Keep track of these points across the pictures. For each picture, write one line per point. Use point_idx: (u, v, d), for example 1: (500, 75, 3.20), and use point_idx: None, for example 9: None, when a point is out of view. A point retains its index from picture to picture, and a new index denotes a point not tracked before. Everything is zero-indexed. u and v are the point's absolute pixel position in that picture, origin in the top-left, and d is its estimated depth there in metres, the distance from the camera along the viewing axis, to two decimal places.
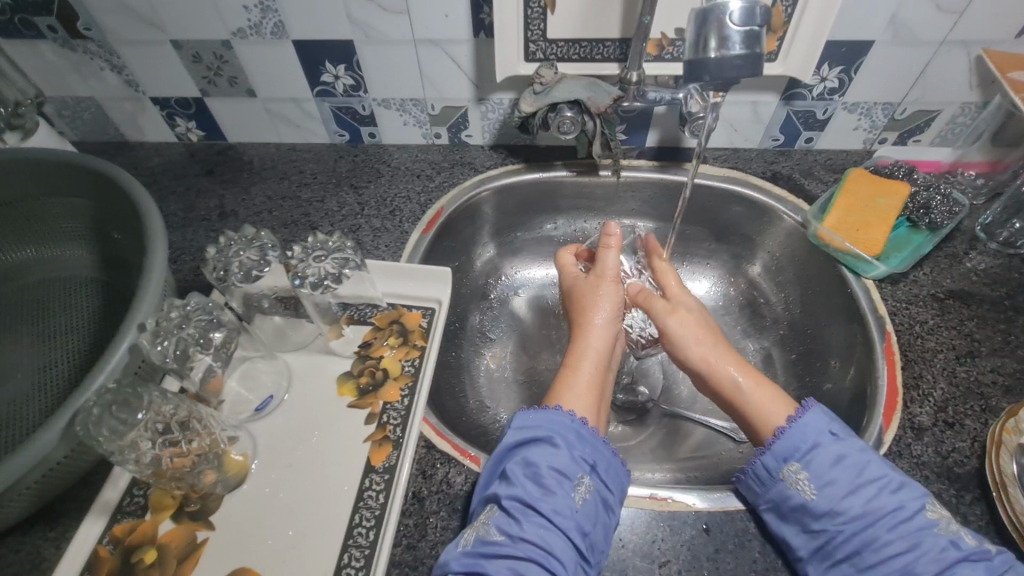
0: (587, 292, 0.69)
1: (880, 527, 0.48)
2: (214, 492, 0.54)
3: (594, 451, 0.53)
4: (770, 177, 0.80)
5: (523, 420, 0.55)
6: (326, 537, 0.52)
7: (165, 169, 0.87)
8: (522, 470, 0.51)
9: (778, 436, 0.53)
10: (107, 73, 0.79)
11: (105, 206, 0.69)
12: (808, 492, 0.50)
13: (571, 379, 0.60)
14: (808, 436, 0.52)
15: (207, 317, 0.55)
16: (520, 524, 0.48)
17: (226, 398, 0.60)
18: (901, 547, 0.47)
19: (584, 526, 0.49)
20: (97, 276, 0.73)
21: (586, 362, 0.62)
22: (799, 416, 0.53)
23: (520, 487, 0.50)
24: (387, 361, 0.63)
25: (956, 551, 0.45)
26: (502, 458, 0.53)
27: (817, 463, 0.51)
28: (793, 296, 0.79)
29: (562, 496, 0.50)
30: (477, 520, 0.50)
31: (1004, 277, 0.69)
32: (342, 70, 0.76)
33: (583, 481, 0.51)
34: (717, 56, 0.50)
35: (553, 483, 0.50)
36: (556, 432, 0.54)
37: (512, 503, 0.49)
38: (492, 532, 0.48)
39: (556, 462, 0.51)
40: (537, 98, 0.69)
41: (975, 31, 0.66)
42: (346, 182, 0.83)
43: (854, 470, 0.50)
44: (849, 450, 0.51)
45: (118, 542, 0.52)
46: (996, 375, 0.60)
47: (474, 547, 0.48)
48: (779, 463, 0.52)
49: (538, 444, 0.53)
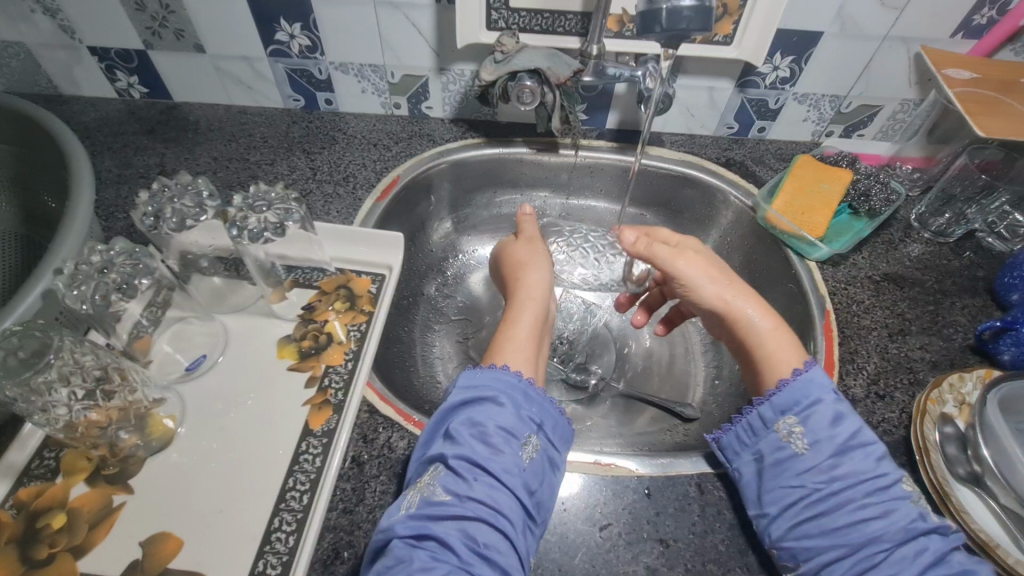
0: (522, 253, 0.69)
1: (858, 491, 0.46)
2: (135, 455, 0.50)
3: (540, 410, 0.51)
4: (724, 163, 0.82)
5: (470, 379, 0.53)
6: (257, 502, 0.49)
7: (101, 124, 0.81)
8: (469, 430, 0.49)
9: (779, 390, 0.51)
10: (38, 17, 0.73)
11: (32, 156, 0.65)
12: (800, 447, 0.49)
13: (515, 332, 0.58)
14: (811, 394, 0.50)
15: (133, 264, 0.52)
16: (468, 483, 0.46)
17: (154, 359, 0.57)
18: (873, 511, 0.45)
19: (531, 484, 0.47)
20: (13, 230, 0.67)
21: (525, 317, 0.60)
22: (805, 371, 0.51)
23: (467, 446, 0.48)
24: (331, 325, 0.61)
25: (925, 522, 0.45)
26: (445, 417, 0.51)
27: (815, 420, 0.49)
28: (742, 280, 0.81)
29: (509, 454, 0.48)
30: (420, 482, 0.47)
31: (934, 263, 0.72)
32: (298, 29, 0.73)
33: (531, 440, 0.49)
34: (669, 7, 0.52)
35: (500, 442, 0.48)
36: (502, 391, 0.51)
37: (459, 462, 0.47)
38: (438, 493, 0.46)
39: (503, 421, 0.49)
40: (497, 67, 0.69)
41: (913, 28, 0.70)
42: (298, 147, 0.80)
43: (848, 431, 0.48)
44: (846, 413, 0.49)
45: (21, 507, 0.47)
46: (924, 352, 0.63)
47: (418, 508, 0.45)
48: (777, 414, 0.50)
49: (484, 402, 0.50)
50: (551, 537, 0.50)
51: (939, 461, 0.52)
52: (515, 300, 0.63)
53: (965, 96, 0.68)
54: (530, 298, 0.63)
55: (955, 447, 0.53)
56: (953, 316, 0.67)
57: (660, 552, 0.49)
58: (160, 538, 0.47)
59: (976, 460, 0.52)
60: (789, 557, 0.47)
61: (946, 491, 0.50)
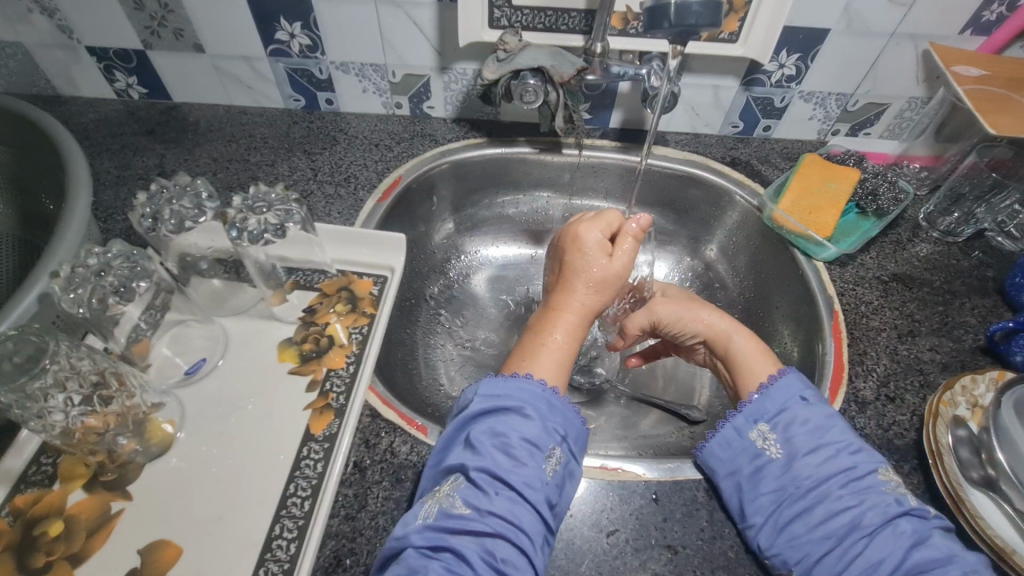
0: (587, 282, 0.58)
1: (832, 484, 0.47)
2: (134, 461, 0.49)
3: (565, 421, 0.50)
4: (729, 162, 0.81)
5: (493, 387, 0.51)
6: (257, 509, 0.48)
7: (100, 125, 0.81)
8: (491, 440, 0.47)
9: (749, 401, 0.53)
10: (35, 17, 0.73)
11: (30, 157, 0.64)
12: (774, 452, 0.50)
13: (541, 354, 0.54)
14: (777, 400, 0.52)
15: (130, 266, 0.51)
16: (488, 497, 0.45)
17: (153, 362, 0.56)
18: (849, 502, 0.46)
19: (553, 497, 0.47)
20: (12, 232, 0.67)
21: (555, 352, 0.55)
22: (776, 380, 0.53)
23: (488, 458, 0.46)
24: (333, 328, 0.60)
25: (900, 507, 0.45)
26: (467, 425, 0.49)
27: (785, 424, 0.50)
28: (747, 280, 0.80)
29: (532, 468, 0.46)
30: (440, 491, 0.46)
31: (943, 263, 0.71)
32: (298, 28, 0.72)
33: (554, 453, 0.48)
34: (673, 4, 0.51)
35: (524, 455, 0.47)
36: (528, 402, 0.50)
37: (480, 475, 0.46)
38: (457, 505, 0.45)
39: (527, 433, 0.48)
40: (500, 65, 0.68)
41: (922, 25, 0.69)
42: (298, 147, 0.79)
43: (817, 431, 0.49)
44: (817, 414, 0.51)
45: (18, 514, 0.46)
46: (934, 353, 0.62)
47: (436, 520, 0.44)
48: (749, 423, 0.52)
49: (508, 413, 0.49)
50: (557, 544, 0.49)
51: (952, 465, 0.51)
52: (548, 325, 0.57)
53: (974, 93, 0.67)
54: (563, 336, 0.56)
55: (968, 451, 0.52)
56: (963, 317, 0.66)
57: (667, 559, 0.48)
58: (158, 546, 0.46)
59: (989, 463, 0.51)
60: (780, 565, 0.47)
61: (960, 496, 0.49)
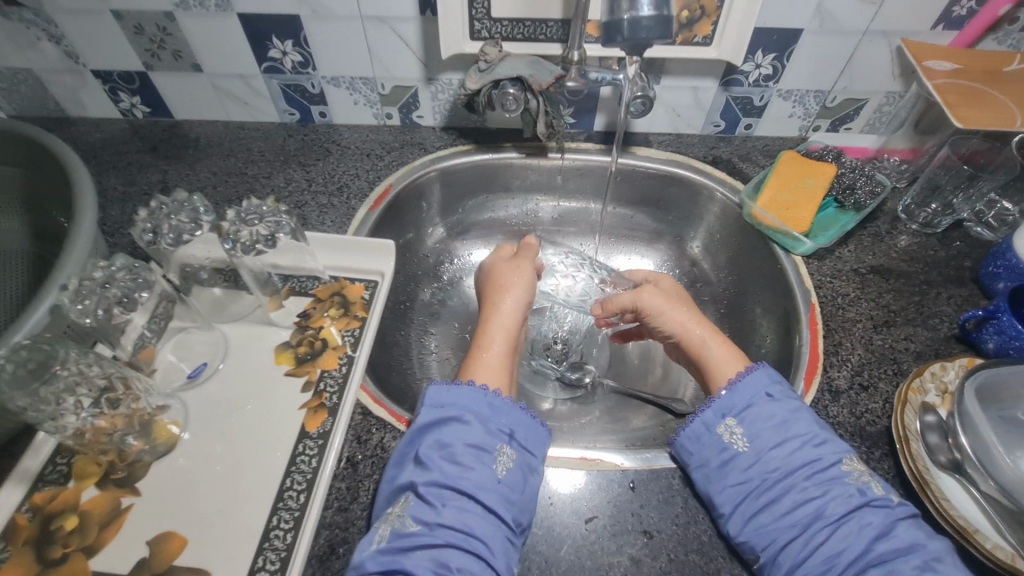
0: (509, 285, 0.70)
1: (797, 475, 0.50)
2: (142, 460, 0.53)
3: (511, 420, 0.53)
4: (711, 161, 0.83)
5: (438, 398, 0.54)
6: (256, 503, 0.51)
7: (107, 144, 0.85)
8: (437, 453, 0.50)
9: (719, 396, 0.56)
10: (43, 44, 0.77)
11: (42, 178, 0.68)
12: (741, 445, 0.52)
13: (483, 358, 0.60)
14: (744, 397, 0.55)
15: (133, 278, 0.55)
16: (437, 510, 0.47)
17: (158, 368, 0.59)
18: (812, 493, 0.49)
19: (507, 496, 0.49)
20: (28, 248, 0.71)
21: (496, 345, 0.62)
22: (745, 375, 0.56)
23: (435, 471, 0.49)
24: (327, 331, 0.63)
25: (862, 497, 0.48)
26: (414, 440, 0.52)
27: (751, 419, 0.53)
28: (731, 276, 0.82)
29: (481, 471, 0.49)
30: (391, 514, 0.48)
31: (920, 254, 0.73)
32: (290, 46, 0.76)
33: (502, 452, 0.51)
34: (629, 16, 0.53)
35: (470, 460, 0.50)
36: (468, 409, 0.53)
37: (428, 489, 0.48)
38: (408, 524, 0.47)
39: (471, 438, 0.51)
40: (482, 76, 0.71)
41: (893, 21, 0.70)
42: (294, 160, 0.83)
43: (782, 425, 0.52)
44: (781, 408, 0.53)
45: (36, 510, 0.50)
46: (909, 342, 0.64)
47: (388, 542, 0.46)
48: (717, 418, 0.54)
49: (450, 423, 0.52)
50: (537, 531, 0.51)
51: (919, 450, 0.53)
52: (485, 327, 0.65)
53: (945, 88, 0.69)
54: (501, 328, 0.64)
55: (936, 436, 0.54)
56: (938, 307, 0.67)
57: (643, 543, 0.51)
58: (165, 537, 0.49)
59: (956, 448, 0.52)
60: (749, 551, 0.49)
61: (925, 479, 0.51)
